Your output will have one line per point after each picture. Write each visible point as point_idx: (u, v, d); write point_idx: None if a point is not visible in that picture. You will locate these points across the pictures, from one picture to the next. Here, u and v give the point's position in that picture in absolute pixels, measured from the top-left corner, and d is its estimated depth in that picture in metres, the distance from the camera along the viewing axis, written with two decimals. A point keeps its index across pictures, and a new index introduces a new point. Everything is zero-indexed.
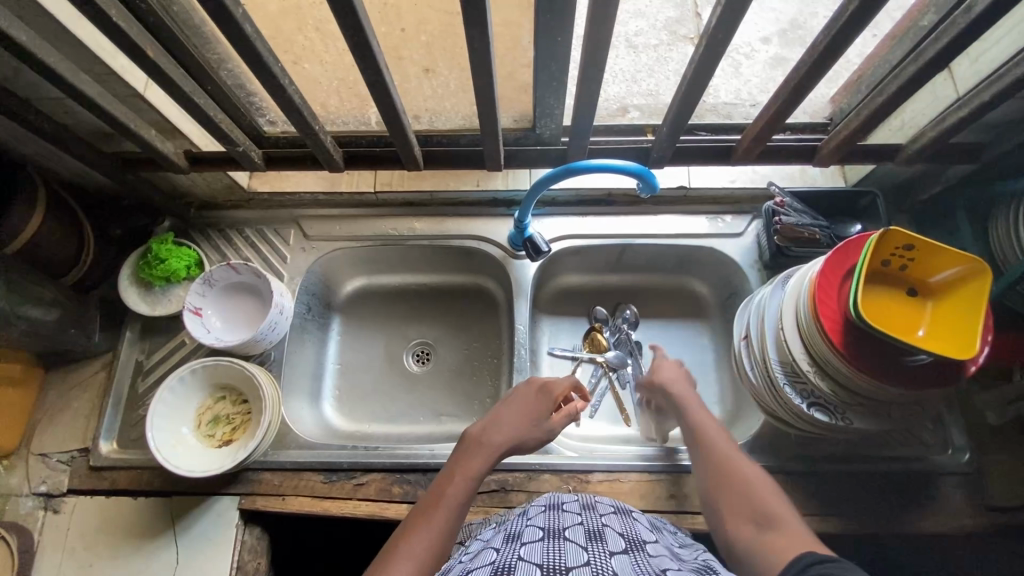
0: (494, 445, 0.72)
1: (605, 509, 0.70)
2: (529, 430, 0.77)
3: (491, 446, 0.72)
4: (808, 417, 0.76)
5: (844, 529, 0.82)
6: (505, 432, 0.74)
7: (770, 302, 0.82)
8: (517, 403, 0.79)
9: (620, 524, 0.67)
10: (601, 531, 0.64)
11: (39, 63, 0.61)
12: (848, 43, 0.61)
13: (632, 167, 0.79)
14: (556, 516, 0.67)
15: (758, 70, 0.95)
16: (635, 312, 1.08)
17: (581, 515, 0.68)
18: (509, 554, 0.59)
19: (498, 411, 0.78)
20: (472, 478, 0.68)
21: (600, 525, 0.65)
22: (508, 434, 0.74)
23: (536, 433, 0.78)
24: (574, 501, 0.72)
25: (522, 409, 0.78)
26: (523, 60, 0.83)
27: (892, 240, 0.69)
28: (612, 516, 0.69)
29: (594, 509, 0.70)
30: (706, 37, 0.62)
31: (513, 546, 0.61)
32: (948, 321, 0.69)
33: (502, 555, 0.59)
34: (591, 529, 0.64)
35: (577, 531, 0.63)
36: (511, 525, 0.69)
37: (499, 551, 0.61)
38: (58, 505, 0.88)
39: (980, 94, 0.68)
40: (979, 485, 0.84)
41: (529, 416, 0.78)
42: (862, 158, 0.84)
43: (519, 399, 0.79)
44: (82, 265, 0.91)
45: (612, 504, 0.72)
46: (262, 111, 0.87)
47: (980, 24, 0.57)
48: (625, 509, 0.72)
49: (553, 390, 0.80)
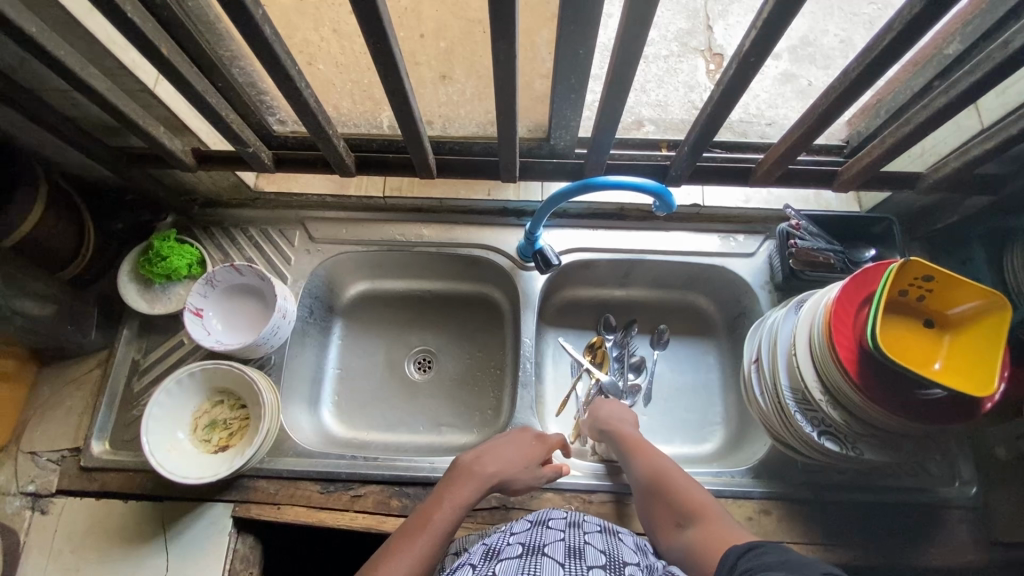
0: (488, 477, 0.73)
1: (590, 527, 0.68)
2: (523, 473, 0.77)
3: (487, 480, 0.73)
4: (818, 446, 0.75)
5: (848, 560, 0.81)
6: (502, 469, 0.75)
7: (783, 326, 0.81)
8: (518, 441, 0.79)
9: (603, 542, 0.65)
10: (583, 549, 0.63)
11: (48, 55, 0.59)
12: (880, 72, 0.60)
13: (651, 186, 0.78)
14: (539, 532, 0.66)
15: (767, 85, 0.94)
16: (666, 332, 1.06)
17: (563, 531, 0.67)
18: (483, 573, 0.59)
19: (498, 443, 0.78)
20: (460, 506, 0.69)
21: (581, 541, 0.64)
22: (503, 471, 0.75)
23: (528, 478, 0.78)
24: (559, 517, 0.70)
25: (520, 448, 0.78)
26: (541, 70, 0.78)
27: (914, 270, 0.67)
28: (596, 534, 0.67)
29: (579, 526, 0.68)
30: (737, 59, 0.61)
31: (491, 562, 0.61)
32: (965, 354, 0.68)
33: (478, 572, 0.60)
34: (572, 545, 0.63)
35: (556, 548, 0.62)
36: (493, 539, 0.68)
37: (477, 567, 0.61)
38: (46, 506, 0.86)
39: (1007, 128, 0.68)
40: (986, 520, 0.83)
41: (525, 457, 0.78)
42: (881, 184, 0.83)
43: (520, 438, 0.80)
44: (80, 259, 0.89)
45: (599, 522, 0.70)
46: (273, 110, 0.84)
47: (1019, 58, 0.57)
48: (611, 527, 0.70)
49: (549, 440, 0.82)
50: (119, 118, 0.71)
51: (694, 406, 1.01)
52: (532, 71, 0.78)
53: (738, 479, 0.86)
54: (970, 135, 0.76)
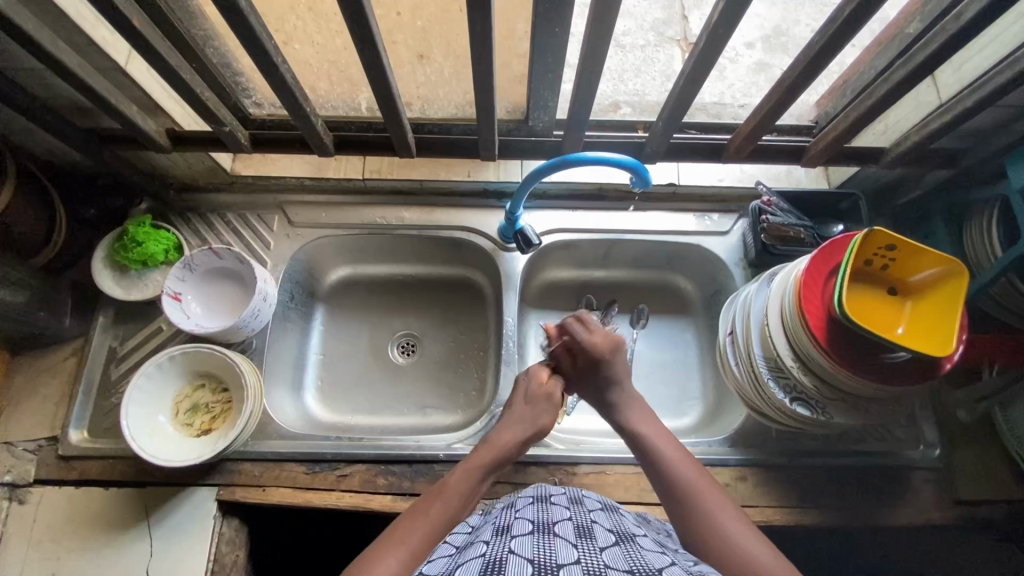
0: (510, 437, 0.75)
1: (593, 505, 0.68)
2: (544, 411, 0.79)
3: (506, 442, 0.74)
4: (790, 412, 0.78)
5: (820, 521, 0.85)
6: (517, 426, 0.76)
7: (756, 299, 0.83)
8: (526, 394, 0.81)
9: (608, 520, 0.64)
10: (591, 527, 0.60)
11: (16, 28, 0.59)
12: (843, 45, 0.62)
13: (627, 161, 0.79)
14: (546, 510, 0.64)
15: (741, 74, 0.97)
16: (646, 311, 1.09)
17: (569, 509, 0.65)
18: (498, 547, 0.54)
19: (510, 410, 0.80)
20: (479, 470, 0.69)
21: (589, 520, 0.62)
22: (520, 428, 0.76)
23: (550, 414, 0.79)
24: (561, 494, 0.70)
25: (529, 401, 0.80)
26: (519, 50, 0.78)
27: (876, 240, 0.71)
28: (600, 512, 0.66)
29: (582, 504, 0.68)
30: (707, 33, 0.63)
31: (503, 538, 0.57)
32: (927, 318, 0.71)
33: (492, 547, 0.55)
34: (581, 525, 0.61)
35: (566, 527, 0.59)
36: (499, 517, 0.67)
37: (489, 543, 0.57)
38: (24, 496, 0.84)
39: (962, 101, 0.71)
40: (948, 480, 0.87)
41: (535, 403, 0.79)
42: (846, 159, 0.86)
43: (527, 383, 0.82)
44: (53, 246, 0.87)
45: (600, 500, 0.70)
46: (249, 92, 0.83)
47: (970, 29, 0.60)
48: (611, 505, 0.70)
49: (534, 376, 0.83)
50: (91, 96, 0.70)
51: (674, 381, 1.04)
52: (510, 51, 0.79)
53: (716, 448, 0.89)
54: (929, 109, 0.79)
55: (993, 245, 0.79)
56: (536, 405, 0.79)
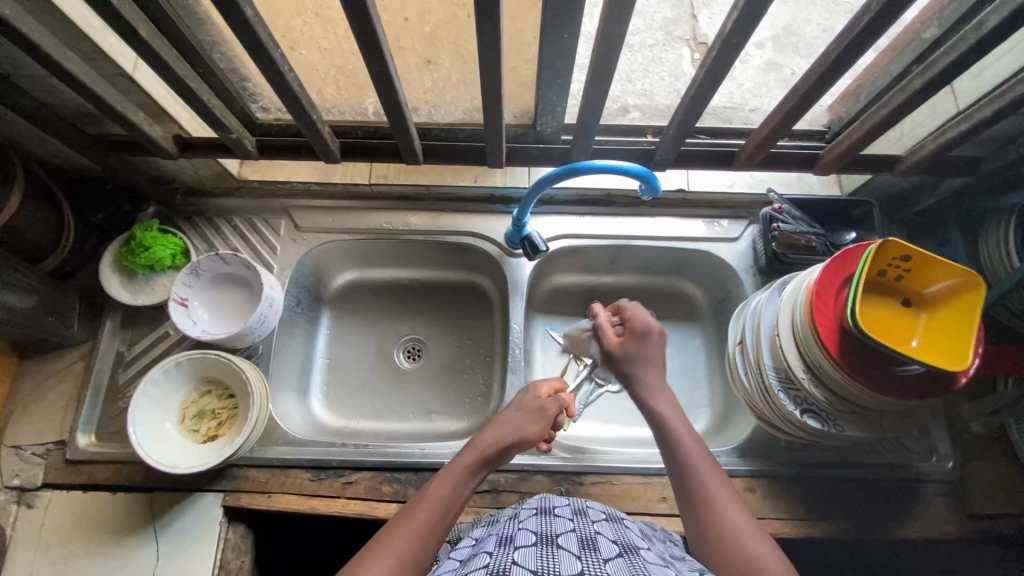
0: (488, 438, 0.69)
1: (597, 515, 0.67)
2: (531, 420, 0.72)
3: (487, 444, 0.68)
4: (801, 423, 0.77)
5: (829, 534, 0.84)
6: (501, 429, 0.70)
7: (766, 309, 0.82)
8: (520, 403, 0.75)
9: (612, 531, 0.64)
10: (595, 539, 0.60)
11: (23, 38, 0.59)
12: (859, 54, 0.61)
13: (637, 170, 0.79)
14: (549, 521, 0.63)
15: (752, 74, 0.91)
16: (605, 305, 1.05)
17: (573, 520, 0.64)
18: (501, 559, 0.54)
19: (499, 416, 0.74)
20: (463, 472, 0.65)
21: (592, 532, 0.61)
22: (504, 430, 0.70)
23: (539, 424, 0.72)
24: (564, 505, 0.69)
25: (521, 409, 0.73)
26: (526, 55, 0.77)
27: (892, 251, 0.69)
28: (604, 523, 0.65)
29: (586, 514, 0.67)
30: (721, 42, 0.62)
31: (506, 551, 0.56)
32: (942, 332, 0.70)
33: (495, 558, 0.55)
34: (584, 536, 0.60)
35: (569, 538, 0.59)
36: (504, 527, 0.66)
37: (492, 555, 0.56)
38: (32, 500, 0.85)
39: (980, 111, 0.70)
40: (961, 493, 0.86)
41: (527, 411, 0.73)
42: (859, 168, 0.85)
43: (523, 395, 0.76)
44: (61, 250, 0.87)
45: (604, 509, 0.69)
46: (255, 98, 0.83)
47: (989, 40, 0.59)
48: (616, 515, 0.69)
49: (534, 389, 0.76)
50: (97, 103, 0.70)
51: (681, 389, 1.03)
52: (518, 56, 0.77)
53: (724, 458, 0.88)
54: (946, 117, 0.78)
55: (1009, 255, 0.78)
56: (531, 417, 0.72)
